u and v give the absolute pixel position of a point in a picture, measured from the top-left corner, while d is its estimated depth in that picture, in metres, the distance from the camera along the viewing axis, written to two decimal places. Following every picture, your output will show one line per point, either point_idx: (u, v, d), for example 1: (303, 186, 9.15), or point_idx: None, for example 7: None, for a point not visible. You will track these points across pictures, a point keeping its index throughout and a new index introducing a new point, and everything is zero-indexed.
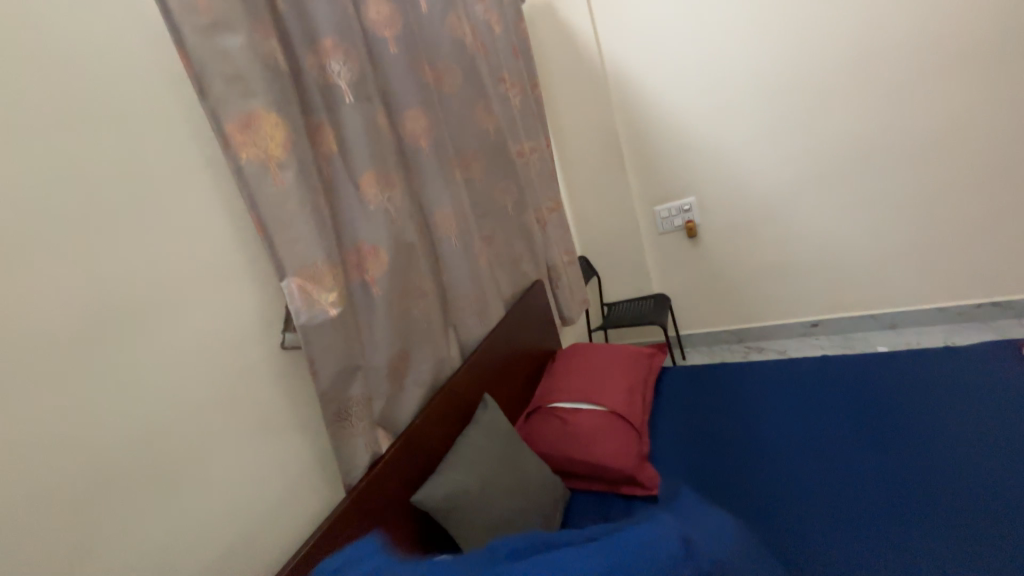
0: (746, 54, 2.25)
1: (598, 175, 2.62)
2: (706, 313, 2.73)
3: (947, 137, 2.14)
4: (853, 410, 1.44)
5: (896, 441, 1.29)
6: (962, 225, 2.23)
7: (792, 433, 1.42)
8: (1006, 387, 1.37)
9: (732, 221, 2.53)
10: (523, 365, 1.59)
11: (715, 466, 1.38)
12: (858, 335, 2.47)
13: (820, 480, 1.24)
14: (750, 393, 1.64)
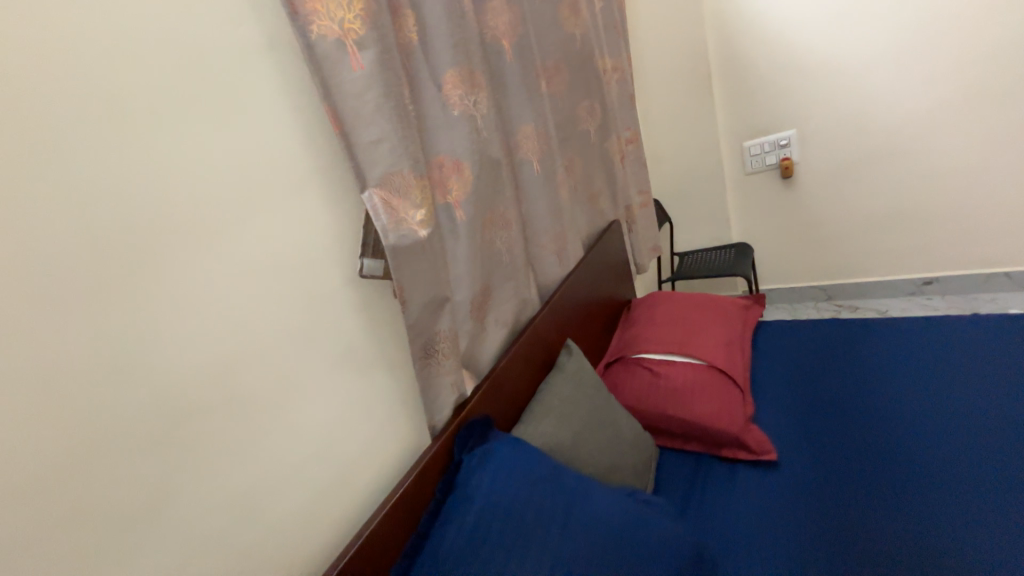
0: None
1: (680, 104, 2.29)
2: (792, 266, 2.43)
3: None
4: (929, 380, 1.19)
5: (980, 418, 1.04)
6: None
7: (966, 427, 1.03)
8: None
9: (840, 159, 2.15)
10: (601, 312, 1.45)
11: (841, 451, 1.04)
12: (985, 296, 2.10)
13: (1010, 505, 0.85)
14: (894, 363, 1.28)
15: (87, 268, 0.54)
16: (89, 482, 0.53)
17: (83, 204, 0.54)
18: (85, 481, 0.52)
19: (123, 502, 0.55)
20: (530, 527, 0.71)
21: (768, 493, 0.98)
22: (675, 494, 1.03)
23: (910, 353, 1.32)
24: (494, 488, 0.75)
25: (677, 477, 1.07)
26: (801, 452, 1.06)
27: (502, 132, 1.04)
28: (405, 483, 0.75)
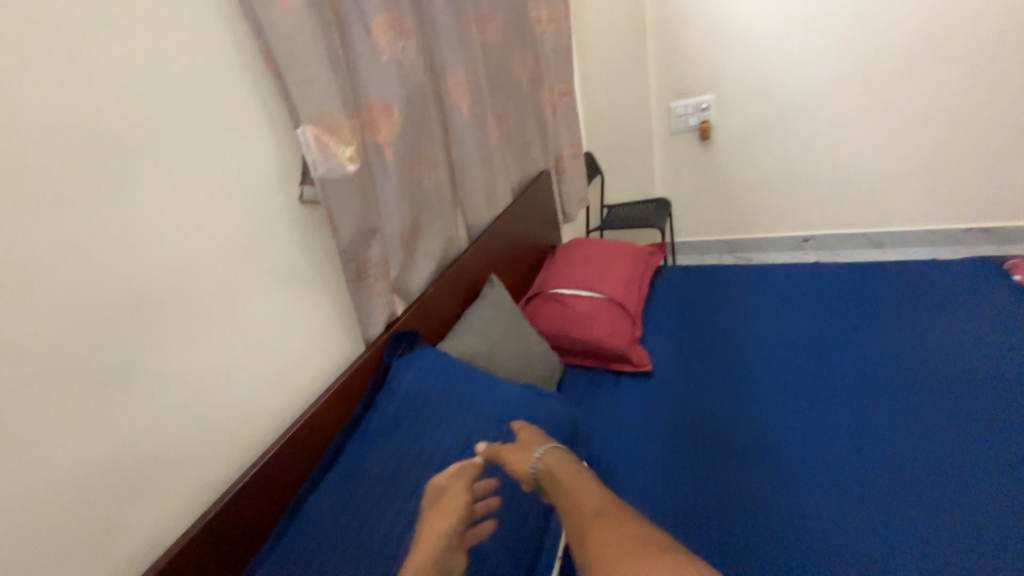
0: None
1: (616, 60, 2.39)
2: (704, 222, 2.73)
3: (988, 48, 2.01)
4: (786, 321, 1.43)
5: (811, 353, 1.29)
6: (982, 146, 2.17)
7: (789, 345, 1.34)
8: (985, 328, 1.24)
9: (748, 125, 2.41)
10: (527, 254, 1.61)
11: (698, 364, 1.32)
12: (846, 252, 2.53)
13: (797, 397, 1.17)
14: (766, 305, 1.52)
15: (9, 163, 0.55)
16: (68, 367, 0.60)
17: (16, 111, 0.56)
18: (63, 365, 0.59)
19: (100, 385, 0.63)
20: (444, 418, 0.88)
21: (637, 408, 1.21)
22: (576, 399, 1.27)
23: (783, 296, 1.55)
24: (413, 386, 0.91)
25: (577, 386, 1.31)
26: (672, 374, 1.30)
27: (431, 78, 1.11)
28: (340, 384, 0.90)
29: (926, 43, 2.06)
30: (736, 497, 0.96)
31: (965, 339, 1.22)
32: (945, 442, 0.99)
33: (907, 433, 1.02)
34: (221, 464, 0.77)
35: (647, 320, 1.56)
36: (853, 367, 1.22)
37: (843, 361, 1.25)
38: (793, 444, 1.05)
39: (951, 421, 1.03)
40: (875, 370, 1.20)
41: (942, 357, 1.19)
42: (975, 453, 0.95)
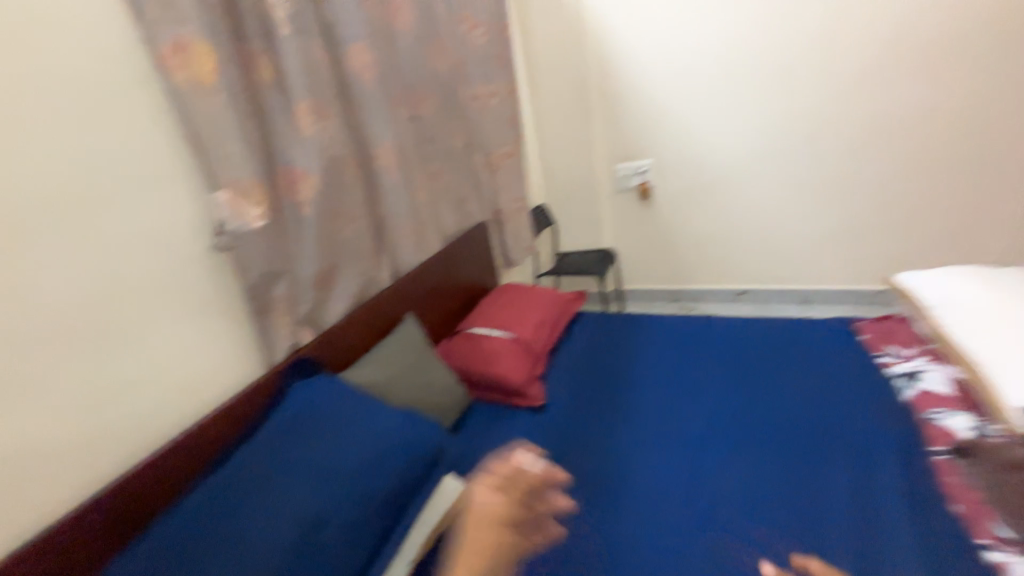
0: (712, 26, 2.32)
1: (566, 126, 2.67)
2: (648, 271, 2.90)
3: (877, 134, 2.27)
4: (671, 374, 1.47)
5: (682, 410, 1.33)
6: (886, 220, 2.40)
7: (675, 390, 1.40)
8: (855, 384, 1.27)
9: (682, 188, 2.64)
10: (456, 297, 1.78)
11: (590, 412, 1.40)
12: (774, 305, 2.70)
13: (670, 444, 1.22)
14: (655, 358, 1.57)
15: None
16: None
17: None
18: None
19: (13, 384, 0.77)
20: (317, 432, 1.00)
21: (510, 464, 1.25)
22: (474, 431, 1.39)
23: (675, 348, 1.60)
24: (297, 406, 1.05)
25: (476, 419, 1.43)
26: (551, 426, 1.36)
27: (358, 145, 1.33)
28: (237, 402, 1.04)
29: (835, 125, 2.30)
30: (584, 539, 1.02)
31: (836, 388, 1.28)
32: (781, 490, 1.04)
33: (757, 481, 1.07)
34: (114, 463, 0.90)
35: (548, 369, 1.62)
36: (729, 414, 1.27)
37: (723, 407, 1.30)
38: (652, 490, 1.11)
39: (794, 477, 1.06)
40: (749, 418, 1.25)
41: (812, 406, 1.24)
42: (813, 507, 0.99)
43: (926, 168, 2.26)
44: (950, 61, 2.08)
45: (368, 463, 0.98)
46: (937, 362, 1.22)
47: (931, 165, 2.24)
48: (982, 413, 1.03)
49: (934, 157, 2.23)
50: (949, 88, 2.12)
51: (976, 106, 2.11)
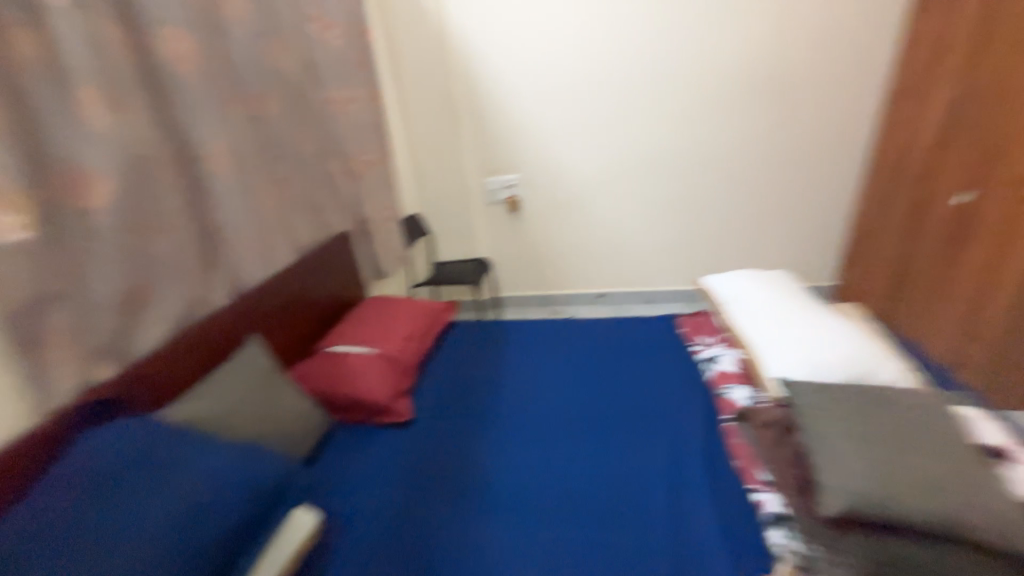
0: (566, 48, 2.38)
1: (435, 138, 2.64)
2: (522, 280, 2.98)
3: (714, 162, 2.48)
4: (528, 376, 1.54)
5: (534, 409, 1.39)
6: (726, 239, 2.63)
7: (529, 390, 1.47)
8: (676, 369, 1.48)
9: (547, 202, 2.72)
10: (316, 313, 1.65)
11: (454, 424, 1.39)
12: (628, 306, 2.91)
13: (526, 444, 1.27)
14: (516, 361, 1.63)
15: None
16: None
17: None
18: None
19: None
20: (114, 487, 0.84)
21: (361, 491, 1.19)
22: (333, 456, 1.31)
23: (534, 350, 1.68)
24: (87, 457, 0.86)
25: (339, 441, 1.36)
26: (410, 444, 1.32)
27: (173, 141, 1.12)
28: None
29: (678, 151, 2.49)
30: (434, 559, 1.01)
31: (666, 375, 1.46)
32: (608, 472, 1.15)
33: (590, 464, 1.18)
34: None
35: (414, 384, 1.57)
36: (578, 408, 1.37)
37: (574, 402, 1.40)
38: (503, 492, 1.13)
39: (620, 457, 1.19)
40: (594, 409, 1.36)
41: (647, 393, 1.39)
42: (632, 481, 1.12)
43: (751, 196, 2.53)
44: (764, 102, 2.34)
45: (185, 517, 0.85)
46: (730, 350, 1.47)
47: (751, 191, 2.51)
48: (755, 385, 1.30)
49: (752, 185, 2.50)
50: (764, 121, 2.38)
51: (787, 144, 2.40)
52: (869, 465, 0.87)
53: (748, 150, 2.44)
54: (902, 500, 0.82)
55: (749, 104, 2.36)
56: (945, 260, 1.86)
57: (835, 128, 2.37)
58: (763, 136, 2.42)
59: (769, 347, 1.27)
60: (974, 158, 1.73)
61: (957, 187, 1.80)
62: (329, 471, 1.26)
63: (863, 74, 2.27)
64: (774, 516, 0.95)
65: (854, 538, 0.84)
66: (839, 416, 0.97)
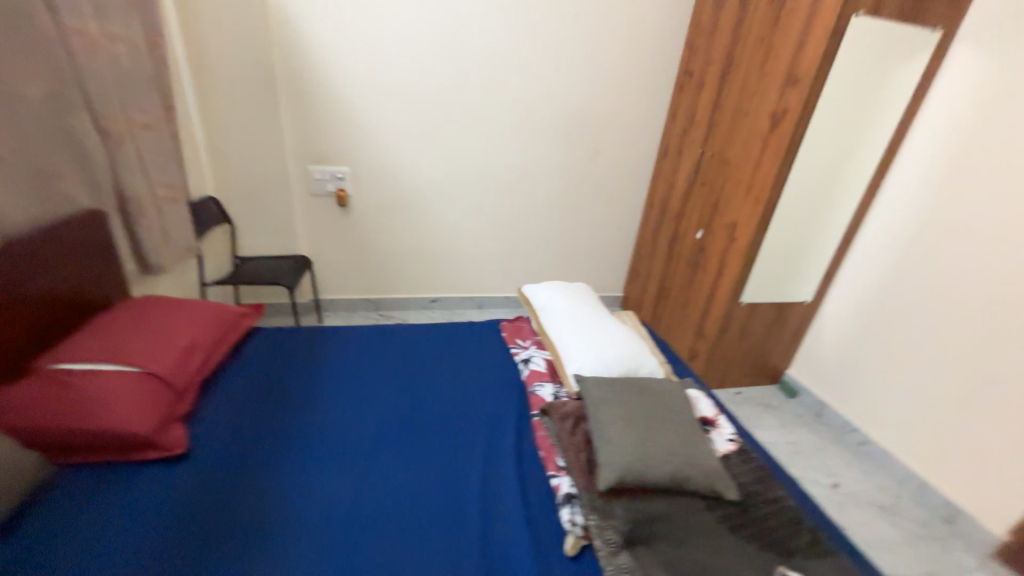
0: (405, 44, 2.26)
1: (243, 109, 2.22)
2: (350, 280, 2.78)
3: (539, 182, 2.73)
4: (347, 393, 1.42)
5: (352, 432, 1.30)
6: (545, 252, 2.96)
7: (347, 410, 1.37)
8: (496, 372, 1.56)
9: (381, 201, 2.60)
10: (35, 316, 1.20)
11: (252, 452, 1.21)
12: (460, 310, 3.01)
13: (339, 465, 1.20)
14: (333, 375, 1.48)
15: None
16: None
17: None
18: None
19: None
20: None
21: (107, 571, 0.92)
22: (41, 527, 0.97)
23: (355, 361, 1.55)
24: None
25: (71, 494, 1.04)
26: (187, 496, 1.08)
27: None
28: None
29: (508, 170, 2.65)
30: None
31: (485, 376, 1.54)
32: (426, 489, 1.15)
33: (409, 483, 1.17)
34: None
35: (196, 415, 1.29)
36: (397, 418, 1.35)
37: (393, 412, 1.37)
38: (312, 522, 1.06)
39: (438, 469, 1.21)
40: (414, 417, 1.36)
41: (465, 396, 1.45)
42: (450, 488, 1.16)
43: (567, 218, 2.88)
44: (582, 137, 2.66)
45: None
46: (542, 350, 1.64)
47: (568, 212, 2.86)
48: (559, 382, 1.48)
49: (569, 207, 2.85)
50: (582, 152, 2.70)
51: (595, 177, 2.79)
52: (633, 442, 1.09)
53: (566, 178, 2.75)
54: (652, 467, 1.05)
55: (567, 140, 2.65)
56: (689, 279, 2.49)
57: (631, 169, 2.82)
58: (578, 167, 2.74)
59: (572, 349, 1.48)
60: (708, 207, 2.35)
61: (698, 227, 2.43)
62: (49, 542, 0.95)
63: (653, 128, 2.73)
64: (565, 496, 1.10)
65: (621, 503, 1.04)
66: (614, 409, 1.17)
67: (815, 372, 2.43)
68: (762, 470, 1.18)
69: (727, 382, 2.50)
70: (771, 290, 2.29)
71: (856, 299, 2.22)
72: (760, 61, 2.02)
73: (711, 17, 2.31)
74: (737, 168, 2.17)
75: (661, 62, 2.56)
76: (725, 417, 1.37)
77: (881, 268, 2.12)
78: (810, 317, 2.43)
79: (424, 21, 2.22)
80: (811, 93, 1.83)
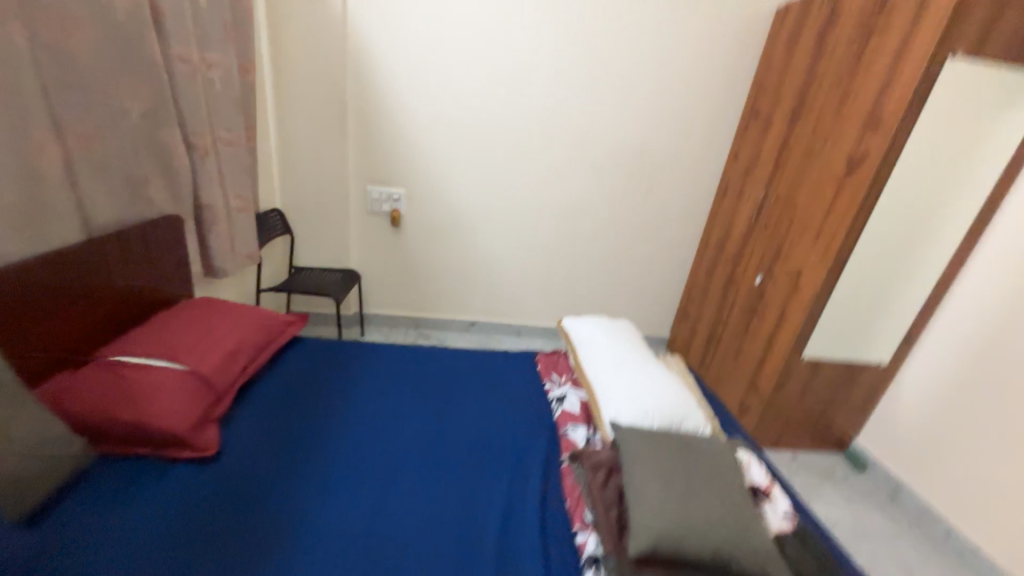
0: (469, 75, 2.35)
1: (315, 131, 2.40)
2: (394, 297, 2.84)
3: (589, 214, 2.69)
4: (375, 413, 1.40)
5: (375, 454, 1.26)
6: (589, 285, 2.89)
7: (374, 430, 1.34)
8: (528, 408, 1.49)
9: (431, 223, 2.66)
10: (107, 308, 1.30)
11: (279, 460, 1.22)
12: (498, 337, 2.97)
13: (359, 484, 1.18)
14: (365, 393, 1.48)
15: None
16: None
17: None
18: None
19: None
20: None
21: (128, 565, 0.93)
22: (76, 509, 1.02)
23: (388, 380, 1.54)
24: None
25: (111, 481, 1.09)
26: (210, 498, 1.09)
27: None
28: None
29: (558, 200, 2.64)
30: None
31: (515, 410, 1.48)
32: (441, 526, 1.09)
33: (425, 517, 1.10)
34: None
35: (233, 418, 1.32)
36: (422, 442, 1.31)
37: (419, 436, 1.34)
38: (322, 545, 1.02)
39: (457, 506, 1.14)
40: (439, 444, 1.32)
41: (494, 428, 1.39)
42: (466, 528, 1.09)
43: (614, 252, 2.80)
44: (637, 172, 2.60)
45: None
46: (576, 389, 1.56)
47: (616, 247, 2.79)
48: (593, 426, 1.39)
49: (617, 242, 2.78)
50: (634, 187, 2.65)
51: (647, 213, 2.71)
52: (672, 506, 0.98)
53: (617, 212, 2.70)
54: (691, 538, 0.93)
55: (620, 175, 2.61)
56: (743, 327, 2.31)
57: (687, 207, 2.71)
58: (630, 202, 2.68)
59: (610, 392, 1.39)
60: (769, 251, 2.20)
61: (756, 271, 2.27)
62: (83, 526, 0.99)
63: (712, 167, 2.63)
64: (590, 558, 1.01)
65: (652, 575, 0.93)
66: (654, 466, 1.07)
67: (891, 446, 2.13)
68: (825, 559, 1.02)
69: (782, 445, 2.26)
70: (839, 347, 2.07)
71: (945, 367, 1.95)
72: (836, 102, 1.90)
73: (782, 56, 2.22)
74: (804, 212, 2.02)
75: (725, 101, 2.48)
76: (781, 489, 1.21)
77: (976, 334, 1.85)
78: (885, 381, 2.16)
79: (488, 56, 2.31)
80: (894, 136, 1.68)
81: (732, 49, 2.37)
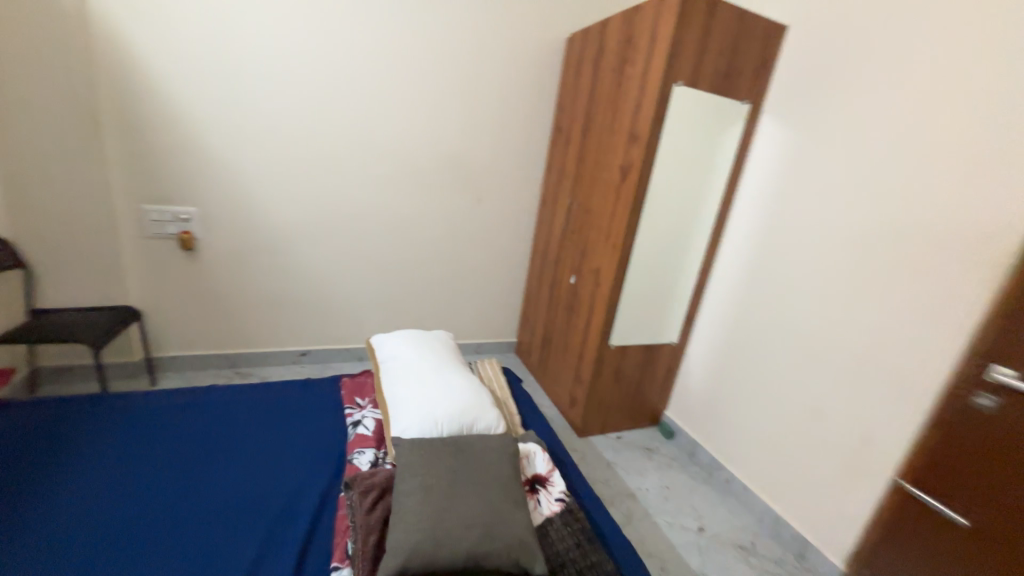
0: (265, 82, 2.15)
1: (55, 140, 1.93)
2: (199, 334, 2.43)
3: (419, 227, 2.66)
4: (113, 489, 1.25)
5: (104, 533, 1.13)
6: (429, 300, 2.85)
7: (108, 507, 1.19)
8: (305, 444, 1.47)
9: (237, 245, 2.35)
10: None
11: None
12: (336, 364, 2.75)
13: (63, 573, 1.03)
14: (103, 468, 1.30)
15: None
16: None
17: None
18: None
19: None
20: None
21: None
22: None
23: (140, 448, 1.39)
24: None
25: None
26: None
27: None
28: None
29: (384, 215, 2.56)
30: None
31: (290, 453, 1.43)
32: None
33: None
34: None
35: None
36: (163, 507, 1.21)
37: (158, 497, 1.24)
38: None
39: (198, 565, 1.08)
40: (182, 500, 1.24)
41: (259, 478, 1.33)
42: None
43: (451, 264, 2.82)
44: (461, 185, 2.67)
45: None
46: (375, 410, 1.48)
47: (450, 258, 2.81)
48: (384, 447, 1.32)
49: (452, 253, 2.80)
50: (461, 199, 2.70)
51: (478, 224, 2.79)
52: (428, 519, 0.95)
53: (448, 225, 2.72)
54: (444, 549, 0.91)
55: (446, 189, 2.64)
56: (565, 325, 2.51)
57: (515, 217, 2.87)
58: (460, 214, 2.73)
59: (401, 406, 1.34)
60: (577, 253, 2.43)
61: (570, 272, 2.49)
62: None
63: (530, 180, 2.82)
64: None
65: None
66: (417, 480, 1.03)
67: (687, 413, 2.49)
68: (585, 533, 1.09)
69: (606, 428, 2.48)
70: (638, 333, 2.36)
71: (713, 340, 2.34)
72: (610, 121, 2.19)
73: (574, 81, 2.49)
74: (597, 216, 2.28)
75: (534, 119, 2.69)
76: (561, 472, 1.28)
77: (727, 311, 2.27)
78: (678, 358, 2.52)
79: (282, 63, 2.14)
80: (649, 149, 1.98)
81: (535, 72, 2.59)
